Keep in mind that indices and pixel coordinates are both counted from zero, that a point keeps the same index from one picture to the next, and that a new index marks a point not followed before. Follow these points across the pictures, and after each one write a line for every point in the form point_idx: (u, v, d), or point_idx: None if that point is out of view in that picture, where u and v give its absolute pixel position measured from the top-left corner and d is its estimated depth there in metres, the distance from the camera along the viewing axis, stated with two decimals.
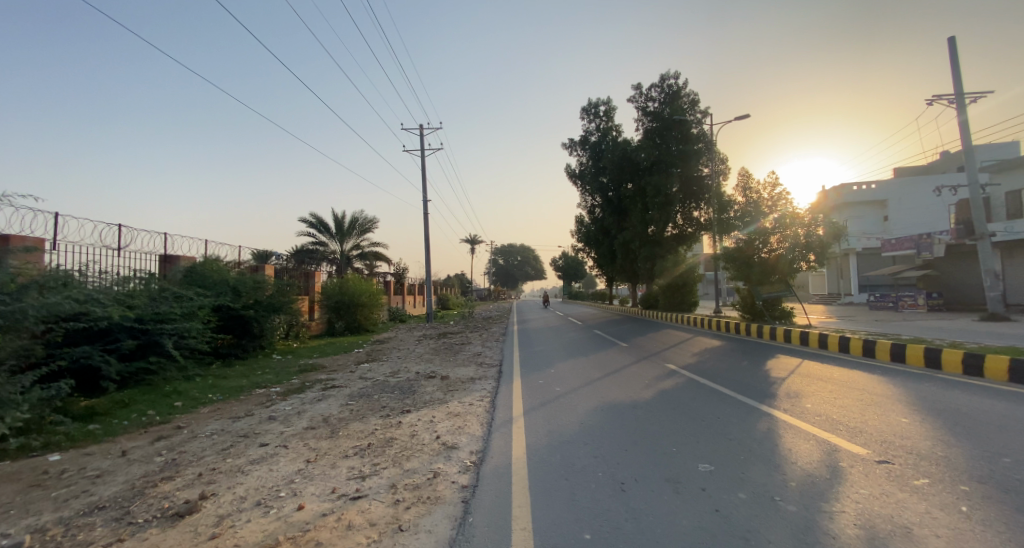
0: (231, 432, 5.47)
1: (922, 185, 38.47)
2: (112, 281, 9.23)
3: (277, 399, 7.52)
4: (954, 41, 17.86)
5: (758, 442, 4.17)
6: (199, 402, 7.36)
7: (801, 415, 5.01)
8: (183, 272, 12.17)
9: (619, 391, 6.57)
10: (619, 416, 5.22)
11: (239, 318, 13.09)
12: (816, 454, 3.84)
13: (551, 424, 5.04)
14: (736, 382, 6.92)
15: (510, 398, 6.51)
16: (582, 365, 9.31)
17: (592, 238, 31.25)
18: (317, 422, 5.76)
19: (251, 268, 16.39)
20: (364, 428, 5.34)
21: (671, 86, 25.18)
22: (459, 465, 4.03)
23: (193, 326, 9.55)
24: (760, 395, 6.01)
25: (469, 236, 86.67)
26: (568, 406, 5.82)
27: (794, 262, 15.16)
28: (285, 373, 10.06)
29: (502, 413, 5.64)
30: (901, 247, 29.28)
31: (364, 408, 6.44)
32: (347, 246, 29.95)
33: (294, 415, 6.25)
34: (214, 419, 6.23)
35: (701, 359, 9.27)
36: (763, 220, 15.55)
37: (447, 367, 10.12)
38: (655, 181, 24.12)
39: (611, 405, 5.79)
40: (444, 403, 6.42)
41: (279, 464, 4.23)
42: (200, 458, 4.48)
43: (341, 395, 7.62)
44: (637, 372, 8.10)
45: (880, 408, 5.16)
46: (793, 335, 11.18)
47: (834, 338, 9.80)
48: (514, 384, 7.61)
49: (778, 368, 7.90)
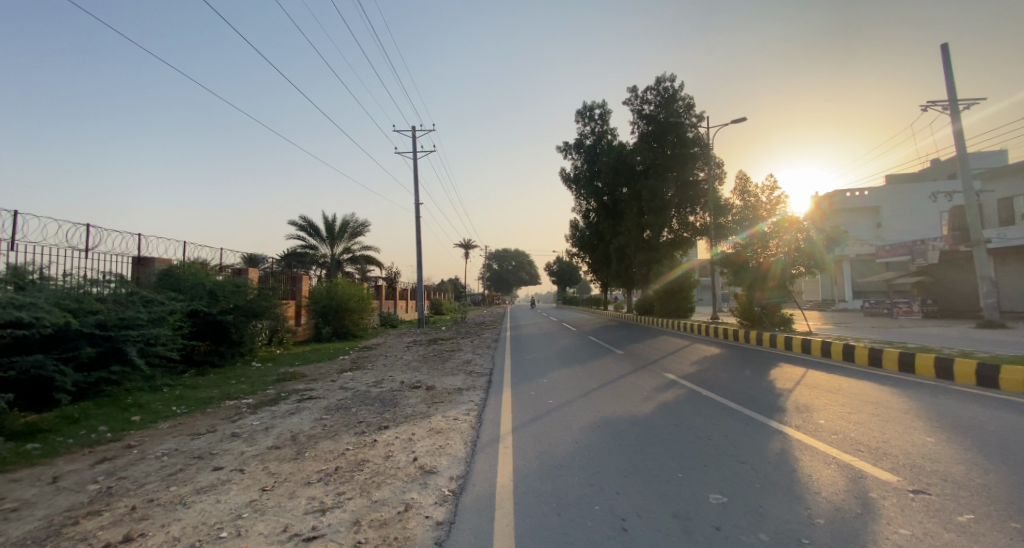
0: (186, 452, 4.93)
1: (915, 192, 38.55)
2: (76, 283, 8.67)
3: (247, 412, 6.95)
4: (947, 49, 17.56)
5: (773, 467, 3.70)
6: (160, 416, 6.82)
7: (817, 432, 4.54)
8: (157, 274, 11.52)
9: (616, 404, 6.09)
10: (616, 434, 4.74)
11: (216, 324, 12.41)
12: (842, 483, 3.36)
13: (542, 444, 4.54)
14: (740, 394, 6.46)
15: (497, 412, 5.98)
16: (576, 374, 8.82)
17: (587, 243, 30.83)
18: (284, 440, 5.22)
19: (234, 272, 15.81)
20: (334, 448, 4.81)
21: (667, 89, 24.95)
22: (435, 496, 3.51)
23: (162, 333, 9.02)
24: (768, 409, 5.55)
25: (462, 241, 86.30)
26: (560, 422, 5.31)
27: (790, 267, 14.79)
28: (260, 383, 9.46)
29: (488, 430, 5.14)
30: (896, 253, 29.37)
31: (338, 423, 5.89)
32: (338, 250, 29.41)
33: (260, 432, 5.70)
34: (171, 437, 5.67)
35: (701, 368, 8.81)
36: (761, 225, 15.04)
37: (434, 377, 9.57)
38: (651, 185, 23.75)
39: (607, 421, 5.29)
40: (426, 418, 5.90)
41: (227, 495, 3.69)
42: (139, 488, 3.93)
43: (317, 407, 7.07)
44: (634, 382, 7.61)
45: (902, 425, 4.70)
46: (795, 343, 10.77)
47: (838, 346, 9.40)
48: (504, 396, 7.10)
49: (783, 378, 7.45)
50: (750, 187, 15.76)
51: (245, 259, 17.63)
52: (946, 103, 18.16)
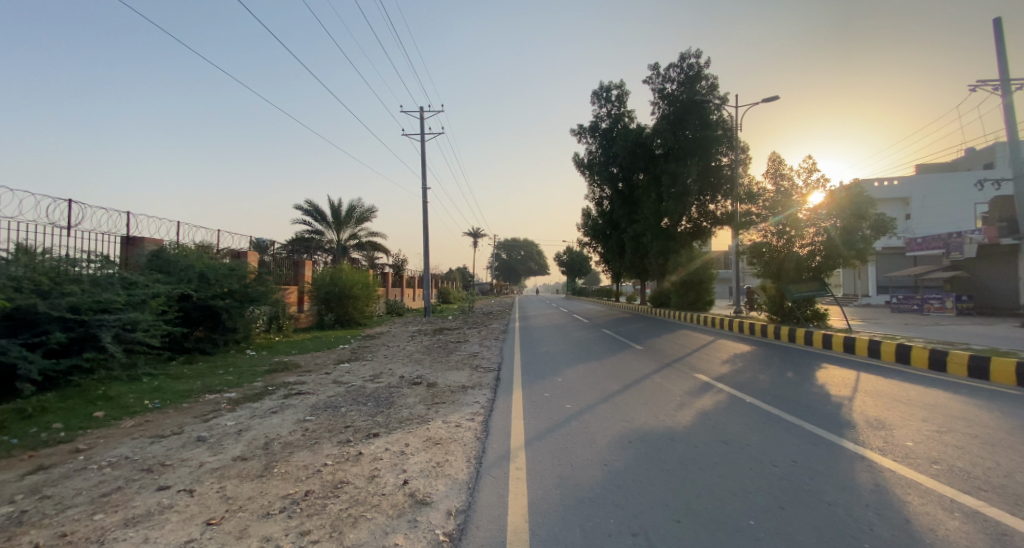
0: (137, 461, 4.14)
1: (949, 182, 36.74)
2: (53, 261, 7.99)
3: (224, 410, 6.15)
4: (1000, 21, 16.02)
5: (876, 514, 2.76)
6: (129, 411, 6.06)
7: (911, 461, 3.58)
8: (146, 256, 10.84)
9: (647, 414, 5.17)
10: (656, 455, 3.85)
11: (208, 310, 11.62)
12: (986, 543, 2.41)
13: (565, 466, 3.67)
14: (792, 403, 5.50)
15: (506, 419, 5.08)
16: (594, 372, 7.94)
17: (600, 232, 29.66)
18: (255, 448, 4.41)
19: (232, 254, 15.09)
20: (311, 461, 3.99)
21: (691, 67, 23.66)
22: (426, 543, 2.64)
23: (143, 319, 8.26)
24: (834, 424, 4.57)
25: (471, 229, 85.30)
26: (582, 435, 4.41)
27: (829, 257, 13.78)
28: (249, 374, 8.69)
29: (498, 443, 4.26)
30: (928, 247, 27.77)
31: (322, 427, 5.05)
32: (344, 235, 28.67)
33: (231, 436, 4.90)
34: (129, 438, 4.90)
35: (735, 367, 7.87)
36: (796, 211, 13.96)
37: (437, 371, 8.72)
38: (671, 169, 22.73)
39: (640, 435, 4.38)
40: (424, 424, 5.02)
41: (161, 531, 2.84)
42: (59, 514, 3.13)
43: (303, 405, 6.26)
44: (663, 384, 6.71)
45: (1017, 453, 3.71)
46: (836, 342, 9.73)
47: (891, 347, 8.34)
48: (514, 398, 6.21)
49: (835, 383, 6.48)
50: (784, 169, 14.33)
51: (256, 246, 17.23)
52: (996, 80, 16.64)
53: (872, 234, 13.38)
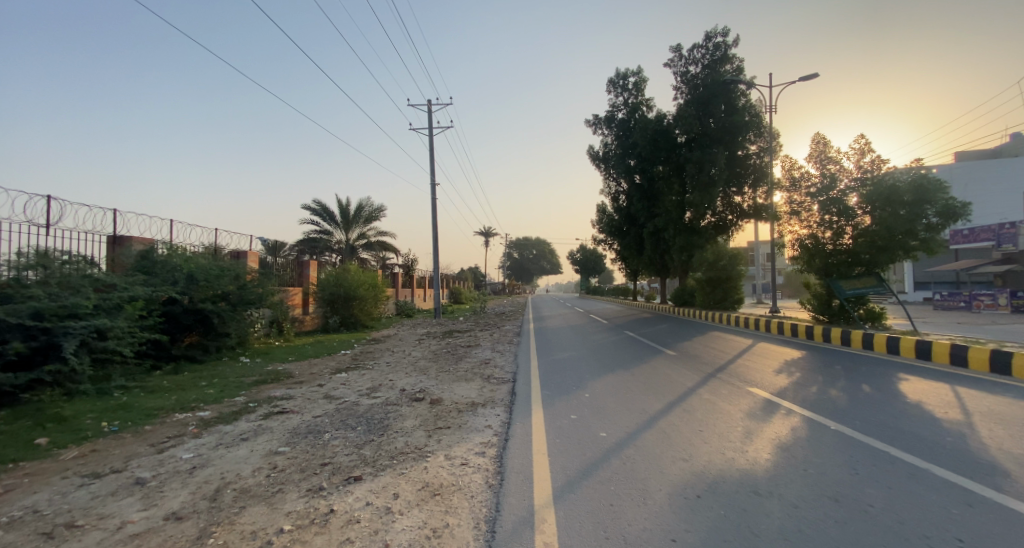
0: (42, 520, 3.14)
1: (993, 171, 34.70)
2: (31, 262, 7.09)
3: (188, 436, 5.13)
4: None
5: None
6: (78, 437, 5.12)
7: None
8: (133, 256, 10.05)
9: (709, 447, 3.99)
10: (742, 524, 2.68)
11: (199, 314, 10.77)
12: None
13: (617, 543, 2.53)
14: (892, 430, 4.29)
15: (527, 455, 3.97)
16: (625, 385, 6.77)
17: (616, 228, 28.36)
18: (201, 499, 3.37)
19: (229, 254, 14.25)
20: (261, 527, 2.90)
21: (718, 47, 22.37)
22: None
23: (118, 326, 7.40)
24: (977, 467, 3.34)
25: (482, 229, 84.50)
26: (630, 484, 3.26)
27: (887, 250, 12.38)
28: (233, 387, 7.72)
29: (516, 496, 3.15)
30: (976, 239, 25.99)
31: (295, 466, 3.99)
32: (353, 235, 27.87)
33: (180, 476, 3.89)
34: (56, 481, 3.91)
35: (796, 380, 6.63)
36: (848, 199, 12.68)
37: (443, 383, 7.66)
38: (696, 158, 21.62)
39: (709, 486, 3.20)
40: (421, 462, 3.93)
41: None
42: None
43: (282, 430, 5.25)
44: (715, 403, 5.52)
45: None
46: (907, 346, 8.37)
47: (983, 353, 7.01)
48: (535, 421, 5.11)
49: (934, 402, 5.20)
50: (831, 152, 12.96)
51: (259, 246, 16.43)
52: None
53: (940, 221, 11.91)
